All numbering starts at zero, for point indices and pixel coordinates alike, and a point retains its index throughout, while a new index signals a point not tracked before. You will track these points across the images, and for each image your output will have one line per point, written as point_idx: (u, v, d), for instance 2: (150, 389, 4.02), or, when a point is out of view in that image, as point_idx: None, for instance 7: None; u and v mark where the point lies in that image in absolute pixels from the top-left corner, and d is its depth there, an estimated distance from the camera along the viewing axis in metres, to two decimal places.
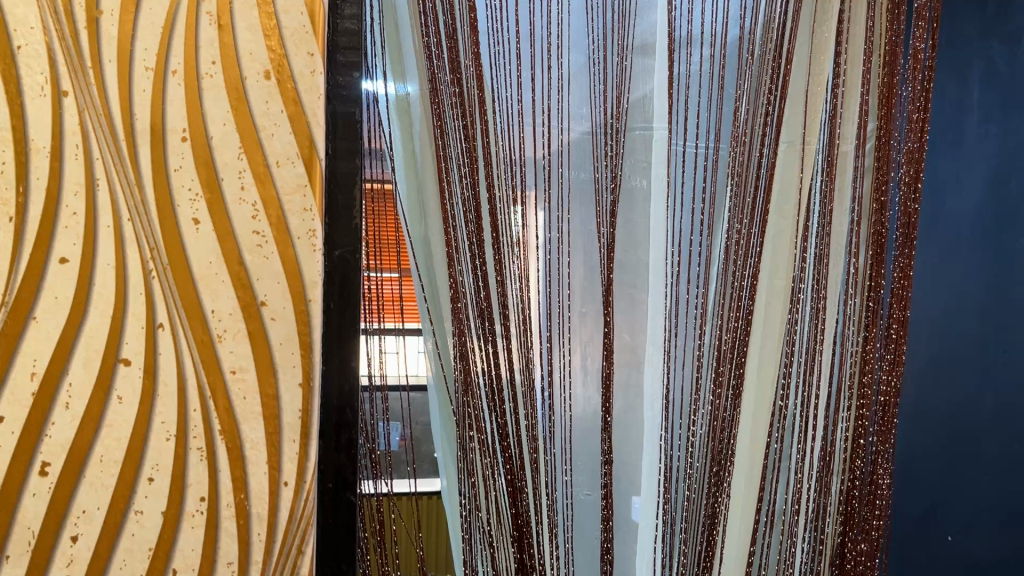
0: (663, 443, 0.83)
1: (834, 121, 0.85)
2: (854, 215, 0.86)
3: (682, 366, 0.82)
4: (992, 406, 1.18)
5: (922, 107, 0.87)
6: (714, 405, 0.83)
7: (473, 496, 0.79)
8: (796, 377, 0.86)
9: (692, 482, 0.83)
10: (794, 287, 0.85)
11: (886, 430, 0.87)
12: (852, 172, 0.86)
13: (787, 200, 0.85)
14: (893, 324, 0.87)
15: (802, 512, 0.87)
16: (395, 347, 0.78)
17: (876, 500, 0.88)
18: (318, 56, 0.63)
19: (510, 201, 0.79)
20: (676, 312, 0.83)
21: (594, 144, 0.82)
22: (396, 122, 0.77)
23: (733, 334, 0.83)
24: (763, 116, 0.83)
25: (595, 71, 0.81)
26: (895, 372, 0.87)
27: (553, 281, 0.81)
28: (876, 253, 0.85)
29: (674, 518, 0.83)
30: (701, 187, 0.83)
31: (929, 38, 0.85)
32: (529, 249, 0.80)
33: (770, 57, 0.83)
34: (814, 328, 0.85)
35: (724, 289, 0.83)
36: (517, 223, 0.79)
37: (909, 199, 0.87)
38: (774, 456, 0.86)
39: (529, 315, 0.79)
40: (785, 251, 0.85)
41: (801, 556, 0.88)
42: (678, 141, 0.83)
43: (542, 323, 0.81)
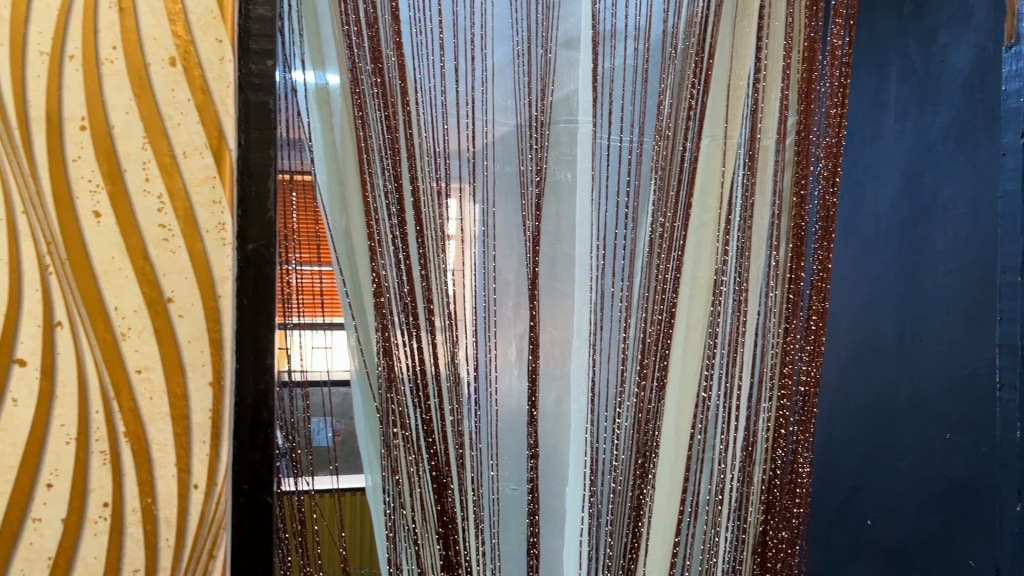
0: (589, 437, 0.83)
1: (755, 115, 0.86)
2: (775, 208, 0.87)
3: (607, 360, 0.83)
4: (908, 394, 1.22)
5: (841, 102, 0.88)
6: (639, 397, 0.83)
7: (397, 493, 0.78)
8: (720, 369, 0.87)
9: (618, 475, 0.83)
10: (716, 281, 0.86)
11: (807, 420, 0.89)
12: (772, 166, 0.87)
13: (709, 194, 0.85)
14: (813, 314, 0.88)
15: (726, 502, 0.88)
16: (322, 342, 0.77)
17: (796, 489, 0.89)
18: (227, 43, 0.61)
19: (437, 196, 0.78)
20: (601, 305, 0.83)
21: (519, 137, 0.81)
22: (315, 112, 0.76)
23: (658, 326, 0.83)
24: (687, 110, 0.83)
25: (519, 63, 0.81)
26: (816, 364, 0.88)
27: (483, 277, 0.80)
28: (796, 245, 0.87)
29: (600, 510, 0.83)
30: (625, 181, 0.83)
31: (847, 34, 0.87)
32: (457, 243, 0.79)
33: (694, 50, 0.83)
34: (736, 321, 0.86)
35: (649, 280, 0.83)
36: (444, 217, 0.79)
37: (829, 193, 0.88)
38: (698, 448, 0.87)
39: (455, 313, 0.78)
40: (709, 242, 0.85)
41: (725, 546, 0.89)
42: (603, 134, 0.83)
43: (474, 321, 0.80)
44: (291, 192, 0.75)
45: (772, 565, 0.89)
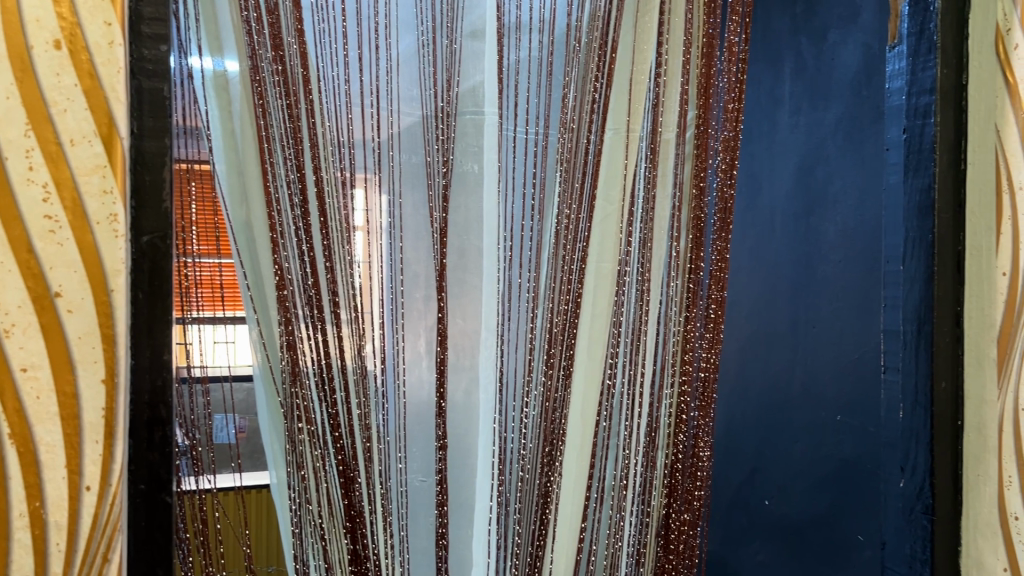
0: (498, 426, 0.83)
1: (657, 110, 0.88)
2: (675, 200, 0.90)
3: (514, 349, 0.84)
4: (802, 380, 1.29)
5: (738, 97, 0.91)
6: (546, 386, 0.84)
7: (303, 489, 0.76)
8: (624, 356, 0.89)
9: (525, 463, 0.84)
10: (620, 270, 0.88)
11: (706, 405, 0.92)
12: (672, 159, 0.89)
13: (613, 185, 0.87)
14: (712, 303, 0.91)
15: (630, 487, 0.90)
16: (226, 336, 0.76)
17: (697, 471, 0.92)
18: (116, 26, 0.59)
19: (344, 186, 0.77)
20: (508, 296, 0.84)
21: (425, 128, 0.80)
22: (214, 100, 0.73)
23: (563, 317, 0.84)
24: (591, 104, 0.84)
25: (424, 53, 0.80)
26: (714, 350, 0.91)
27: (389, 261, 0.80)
28: (695, 237, 0.90)
29: (508, 499, 0.84)
30: (531, 173, 0.84)
31: (743, 32, 0.90)
32: (364, 235, 0.79)
33: (597, 44, 0.84)
34: (639, 309, 0.89)
35: (555, 273, 0.84)
36: (357, 208, 0.78)
37: (727, 185, 0.91)
38: (603, 435, 0.89)
39: (364, 302, 0.78)
40: (612, 233, 0.87)
41: (630, 528, 0.91)
42: (508, 125, 0.84)
43: (381, 311, 0.79)
44: (189, 182, 0.72)
45: (675, 546, 0.92)
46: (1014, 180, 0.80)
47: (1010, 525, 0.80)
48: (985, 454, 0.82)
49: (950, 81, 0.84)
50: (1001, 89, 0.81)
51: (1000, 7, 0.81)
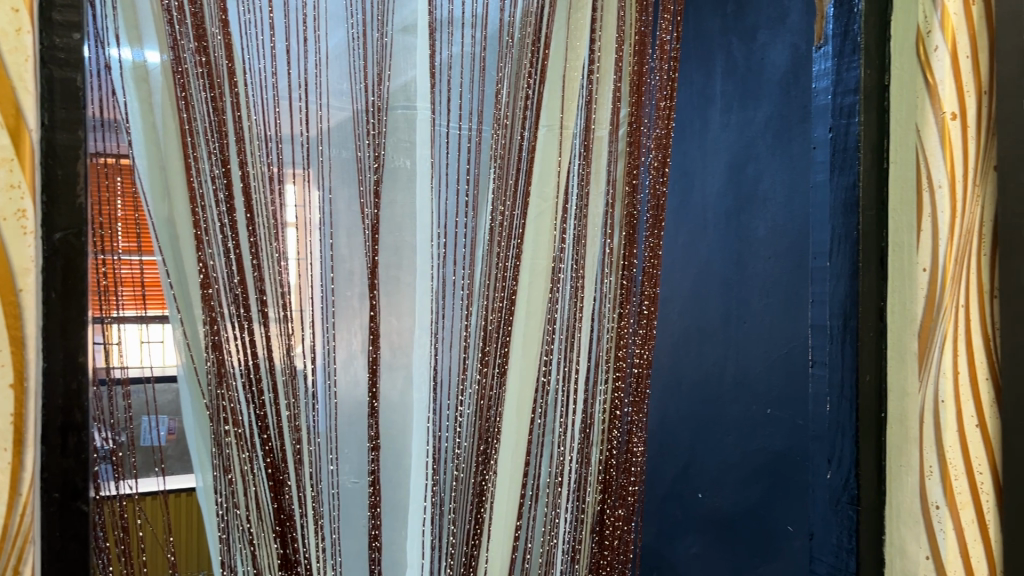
0: (431, 426, 0.82)
1: (590, 107, 0.89)
2: (608, 198, 0.91)
3: (448, 349, 0.82)
4: (733, 373, 1.32)
5: (669, 95, 0.92)
6: (480, 383, 0.83)
7: (230, 492, 0.74)
8: (558, 354, 0.89)
9: (460, 462, 0.83)
10: (554, 266, 0.87)
11: (640, 399, 0.93)
12: (606, 155, 0.90)
13: (547, 183, 0.87)
14: (645, 299, 0.93)
15: (565, 484, 0.90)
16: (159, 335, 0.74)
17: (631, 466, 0.93)
18: (24, 13, 0.56)
19: (274, 181, 0.75)
20: (443, 295, 0.82)
21: (356, 123, 0.79)
22: (133, 92, 0.71)
23: (498, 314, 0.84)
24: (523, 99, 0.84)
25: (354, 46, 0.79)
26: (647, 346, 0.93)
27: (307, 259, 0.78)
28: (628, 234, 0.91)
29: (442, 499, 0.83)
30: (465, 169, 0.83)
31: (674, 30, 0.91)
32: (297, 231, 0.77)
33: (530, 40, 0.84)
34: (573, 307, 0.89)
35: (490, 270, 0.83)
36: (292, 207, 0.77)
37: (658, 183, 0.93)
38: (539, 432, 0.88)
39: (291, 299, 0.76)
40: (546, 232, 0.87)
41: (564, 526, 0.91)
42: (441, 122, 0.83)
43: (322, 315, 0.78)
44: (113, 177, 0.70)
45: (610, 543, 0.92)
46: (934, 178, 0.82)
47: (931, 514, 0.81)
48: (907, 445, 0.84)
49: (872, 81, 0.87)
50: (922, 89, 0.82)
51: (922, 9, 0.83)
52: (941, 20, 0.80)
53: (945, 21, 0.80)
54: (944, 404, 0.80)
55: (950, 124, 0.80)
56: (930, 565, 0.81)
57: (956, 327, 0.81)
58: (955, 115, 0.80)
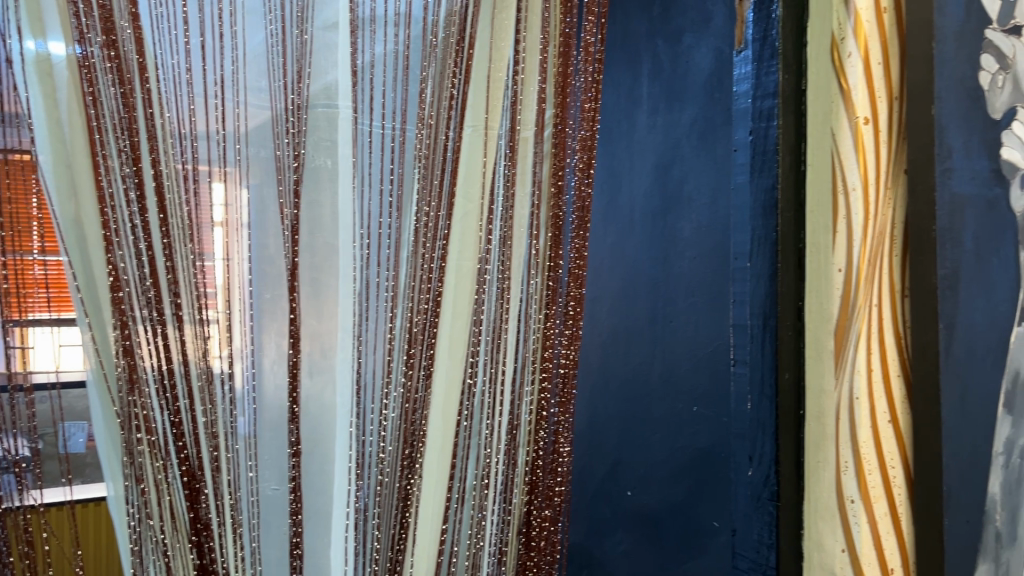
0: (355, 430, 0.80)
1: (515, 107, 0.89)
2: (534, 199, 0.91)
3: (373, 351, 0.81)
4: (660, 371, 1.34)
5: (593, 97, 0.94)
6: (405, 387, 0.82)
7: (143, 503, 0.72)
8: (485, 354, 0.88)
9: (384, 467, 0.81)
10: (480, 268, 0.87)
11: (567, 400, 0.94)
12: (531, 157, 0.90)
13: (472, 184, 0.87)
14: (571, 300, 0.94)
15: (491, 486, 0.89)
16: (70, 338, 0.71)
17: (558, 467, 0.94)
18: None
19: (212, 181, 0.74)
20: (366, 295, 0.81)
21: (275, 121, 0.77)
22: (37, 86, 0.68)
23: (424, 316, 0.83)
24: (448, 99, 0.84)
25: (273, 43, 0.77)
26: (573, 346, 0.94)
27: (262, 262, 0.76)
28: (554, 234, 0.92)
29: (366, 506, 0.81)
30: (388, 169, 0.82)
31: (598, 32, 0.93)
32: (224, 232, 0.74)
33: (454, 40, 0.84)
34: (499, 308, 0.89)
35: (414, 271, 0.83)
36: (218, 202, 0.74)
37: (583, 183, 0.94)
38: (465, 434, 0.87)
39: (217, 300, 0.74)
40: (472, 234, 0.87)
41: (491, 528, 0.90)
42: (364, 120, 0.81)
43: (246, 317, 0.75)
44: (31, 175, 0.69)
45: (537, 543, 0.92)
46: (847, 180, 0.86)
47: (846, 508, 0.85)
48: (824, 441, 0.87)
49: (791, 86, 0.90)
50: (836, 94, 0.86)
51: (835, 16, 0.86)
52: (853, 27, 0.85)
53: (858, 27, 0.85)
54: (858, 400, 0.85)
55: (862, 128, 0.85)
56: (845, 557, 0.85)
57: (869, 326, 0.85)
58: (867, 120, 0.85)
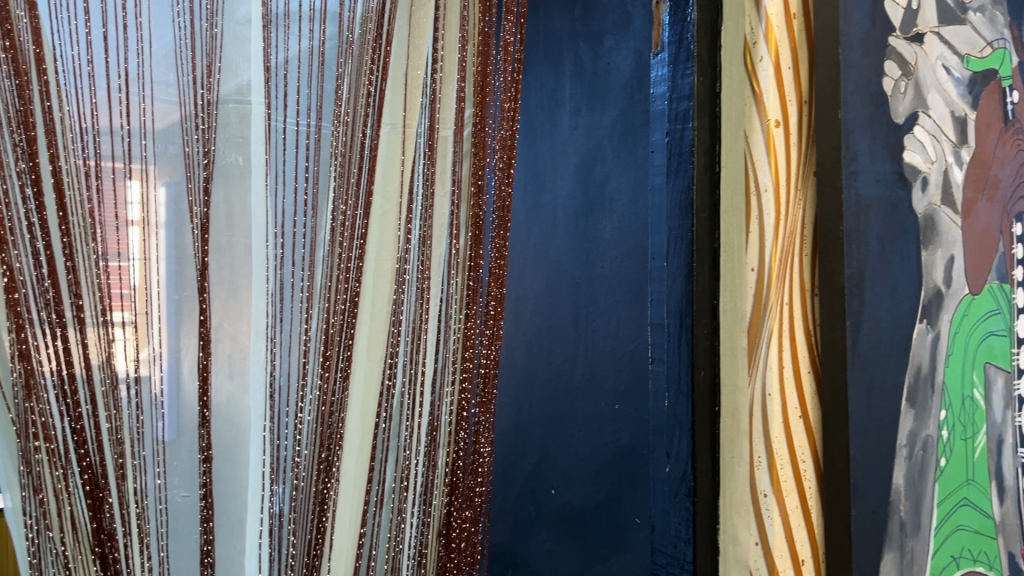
0: (269, 434, 0.78)
1: (434, 106, 0.88)
2: (454, 198, 0.90)
3: (287, 353, 0.79)
4: (583, 369, 1.36)
5: (513, 97, 0.93)
6: (322, 389, 0.80)
7: (41, 513, 0.69)
8: (404, 354, 0.87)
9: (300, 471, 0.79)
10: (399, 268, 0.86)
11: (487, 400, 0.93)
12: (452, 156, 0.90)
13: (390, 182, 0.86)
14: (491, 300, 0.93)
15: (411, 488, 0.88)
16: None
17: (478, 468, 0.93)
18: None
19: (116, 177, 0.72)
20: (280, 295, 0.79)
21: (183, 116, 0.74)
22: None
23: (340, 317, 0.81)
24: (364, 98, 0.83)
25: (181, 36, 0.74)
26: (494, 346, 0.93)
27: (175, 259, 0.74)
28: (474, 234, 0.91)
29: (281, 514, 0.78)
30: (302, 167, 0.80)
31: (517, 32, 0.93)
32: (141, 230, 0.72)
33: (371, 36, 0.83)
34: (419, 309, 0.88)
35: (331, 271, 0.81)
36: (134, 198, 0.72)
37: (503, 183, 0.93)
38: (383, 436, 0.86)
39: (133, 302, 0.72)
40: (390, 233, 0.85)
41: (411, 531, 0.89)
42: (278, 117, 0.79)
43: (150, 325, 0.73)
44: None
45: (457, 544, 0.91)
46: (760, 182, 0.89)
47: (759, 502, 0.88)
48: (737, 437, 0.89)
49: (705, 89, 0.89)
50: (749, 99, 0.89)
51: (747, 21, 0.90)
52: (765, 31, 0.88)
53: (769, 32, 0.88)
54: (771, 396, 0.88)
55: (773, 131, 0.89)
56: (758, 550, 0.88)
57: (780, 324, 0.89)
58: (779, 123, 0.89)
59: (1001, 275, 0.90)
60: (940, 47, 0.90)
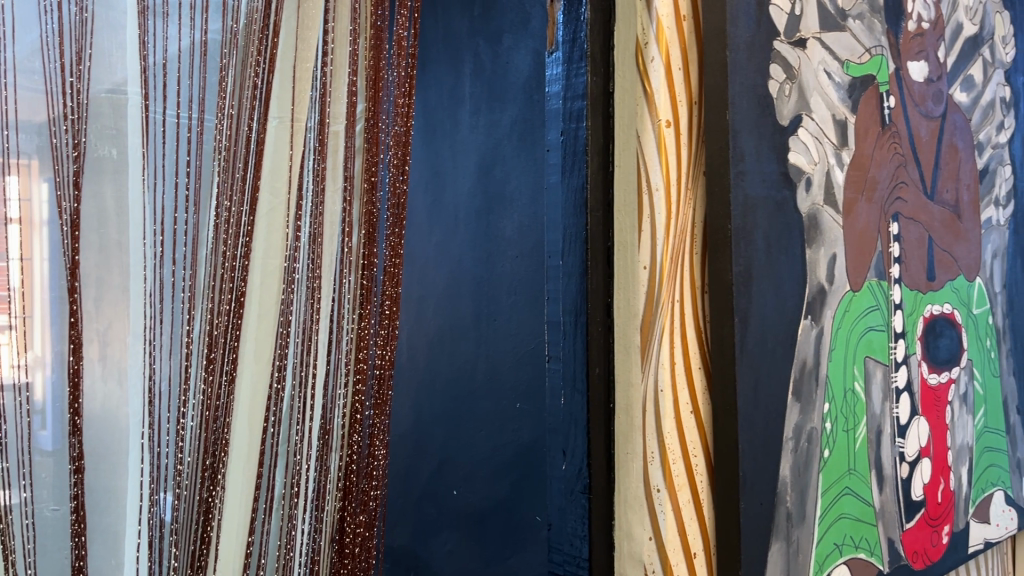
0: (148, 442, 0.74)
1: (325, 99, 0.86)
2: (346, 194, 0.88)
3: (168, 356, 0.75)
4: (484, 367, 1.39)
5: (406, 92, 0.93)
6: (205, 394, 0.76)
7: None
8: (294, 357, 0.84)
9: (182, 480, 0.75)
10: (288, 267, 0.83)
11: (381, 402, 0.92)
12: (343, 151, 0.88)
13: (278, 177, 0.82)
14: (386, 300, 0.92)
15: (302, 495, 0.85)
16: None
17: (372, 471, 0.91)
18: None
19: None
20: (159, 295, 0.75)
21: (49, 104, 0.70)
22: None
23: (225, 318, 0.78)
24: (251, 88, 0.80)
25: (47, 20, 0.70)
26: (389, 345, 0.92)
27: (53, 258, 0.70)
28: (368, 232, 0.89)
29: (161, 524, 0.75)
30: (184, 161, 0.77)
31: (411, 26, 0.93)
32: (20, 228, 0.69)
33: (258, 27, 0.80)
34: (309, 309, 0.85)
35: (214, 270, 0.78)
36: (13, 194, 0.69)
37: (397, 180, 0.93)
38: (272, 441, 0.82)
39: (8, 304, 0.69)
40: (278, 231, 0.82)
41: (303, 539, 0.85)
42: (156, 109, 0.75)
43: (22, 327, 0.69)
44: None
45: (350, 550, 0.89)
46: (652, 182, 0.88)
47: (653, 497, 0.87)
48: (631, 432, 0.89)
49: (598, 89, 0.90)
50: (641, 98, 0.89)
51: (639, 22, 0.89)
52: (657, 33, 0.87)
53: (660, 33, 0.87)
54: (663, 392, 0.88)
55: (664, 131, 0.88)
56: (653, 545, 0.87)
57: (671, 321, 0.89)
58: (669, 123, 0.88)
59: (879, 273, 1.02)
60: (822, 52, 0.95)
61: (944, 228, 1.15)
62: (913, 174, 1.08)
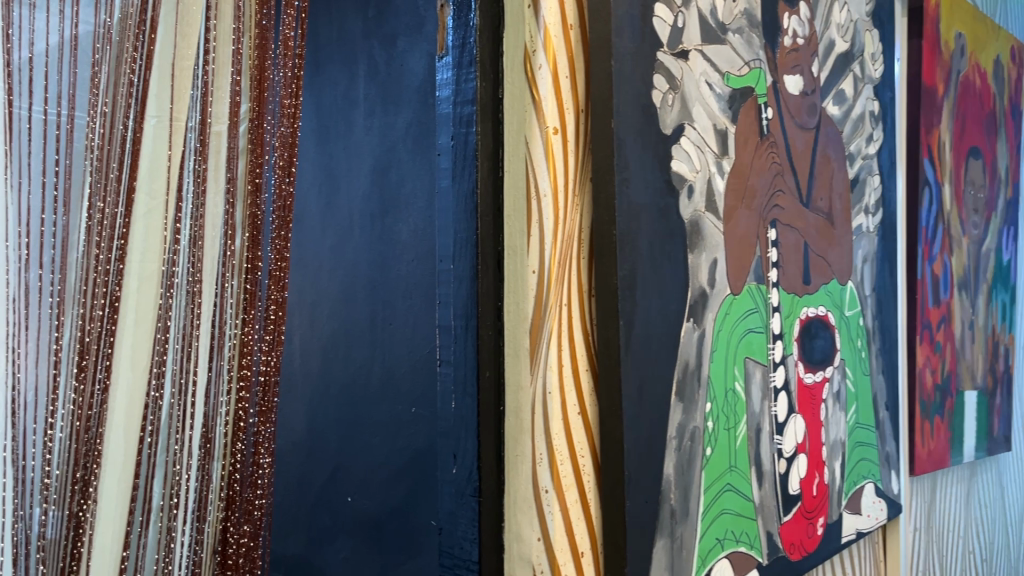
0: (10, 456, 0.70)
1: (206, 99, 0.84)
2: (228, 195, 0.86)
3: (33, 365, 0.71)
4: (379, 371, 1.37)
5: (293, 93, 0.92)
6: (76, 404, 0.73)
7: None
8: (172, 364, 0.81)
9: (50, 495, 0.72)
10: (167, 271, 0.80)
11: (266, 410, 0.89)
12: (226, 152, 0.85)
13: (156, 178, 0.80)
14: (271, 306, 0.89)
15: (181, 506, 0.82)
16: None
17: (257, 480, 0.89)
18: None
19: None
20: (22, 301, 0.71)
21: None
22: None
23: (97, 324, 0.74)
24: (126, 86, 0.77)
25: None
26: (274, 351, 0.90)
27: None
28: (252, 234, 0.87)
29: (27, 545, 0.70)
30: (52, 160, 0.73)
31: (298, 26, 0.92)
32: None
33: (133, 22, 0.77)
34: (189, 314, 0.82)
35: (86, 274, 0.74)
36: None
37: (284, 183, 0.91)
38: (149, 452, 0.79)
39: None
40: (155, 235, 0.80)
41: (183, 552, 0.82)
42: (22, 104, 0.72)
43: None
44: None
45: (233, 561, 0.86)
46: (539, 187, 0.90)
47: (541, 499, 0.88)
48: (519, 435, 0.90)
49: (487, 94, 0.92)
50: (529, 104, 0.91)
51: (527, 29, 0.91)
52: (543, 40, 0.90)
53: (547, 41, 0.89)
54: (551, 395, 0.88)
55: (552, 138, 0.89)
56: (540, 545, 0.88)
57: (559, 325, 0.90)
58: (556, 130, 0.89)
59: (758, 277, 1.07)
60: (703, 64, 0.98)
61: (818, 233, 1.21)
62: (789, 183, 1.14)
